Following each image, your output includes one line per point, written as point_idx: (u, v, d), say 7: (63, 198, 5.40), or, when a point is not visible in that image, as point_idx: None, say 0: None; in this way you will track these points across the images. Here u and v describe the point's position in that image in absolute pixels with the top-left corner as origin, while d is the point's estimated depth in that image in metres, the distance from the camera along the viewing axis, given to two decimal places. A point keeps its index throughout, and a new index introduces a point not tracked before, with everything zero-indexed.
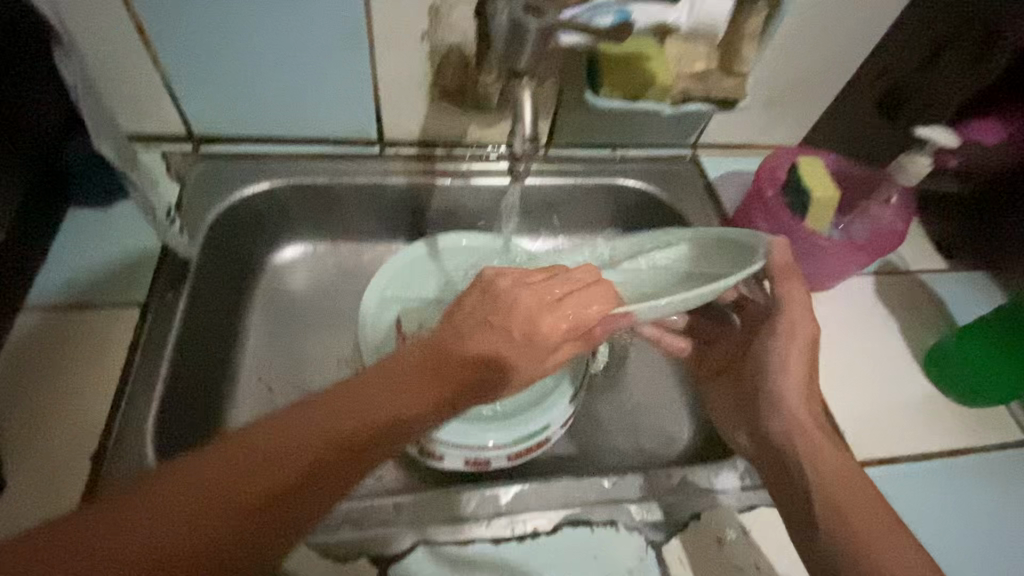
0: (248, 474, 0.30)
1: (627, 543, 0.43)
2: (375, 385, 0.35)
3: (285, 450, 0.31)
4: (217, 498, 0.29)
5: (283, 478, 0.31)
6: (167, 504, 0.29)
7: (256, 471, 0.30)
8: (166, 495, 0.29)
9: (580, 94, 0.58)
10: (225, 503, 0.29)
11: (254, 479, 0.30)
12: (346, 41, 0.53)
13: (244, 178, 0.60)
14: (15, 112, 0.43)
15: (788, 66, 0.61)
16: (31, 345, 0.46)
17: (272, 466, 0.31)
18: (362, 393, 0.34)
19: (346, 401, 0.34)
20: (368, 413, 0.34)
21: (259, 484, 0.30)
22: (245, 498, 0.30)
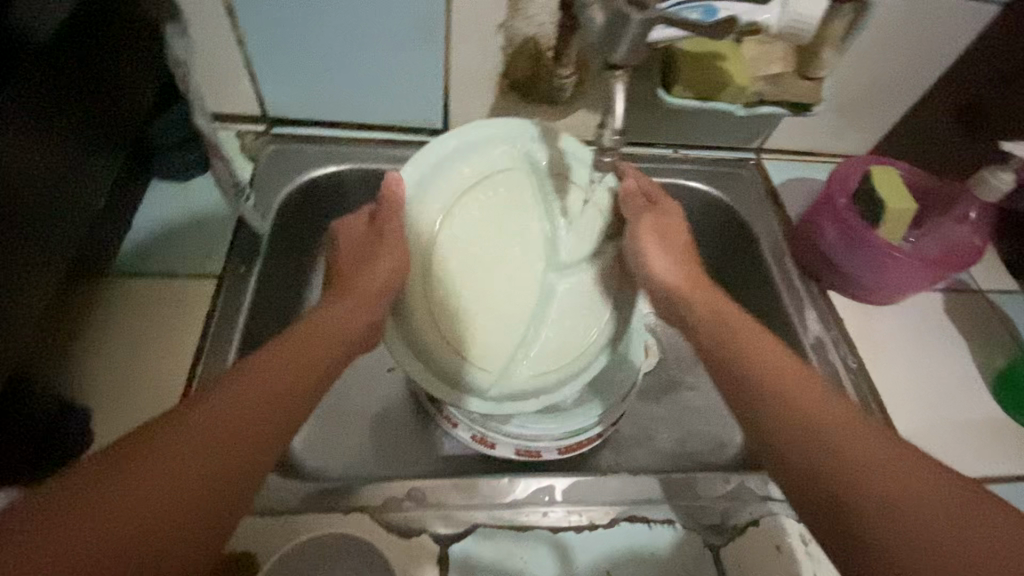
0: (236, 417, 0.30)
1: (682, 541, 0.43)
2: (271, 359, 0.35)
3: (265, 388, 0.33)
4: (219, 445, 0.29)
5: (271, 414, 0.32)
6: (161, 460, 0.27)
7: (244, 413, 0.31)
8: (158, 453, 0.27)
9: (650, 91, 0.57)
10: (226, 445, 0.29)
11: (172, 460, 0.27)
12: (423, 30, 0.54)
13: (313, 160, 0.61)
14: (120, 86, 0.45)
15: (867, 73, 0.59)
16: (115, 310, 0.48)
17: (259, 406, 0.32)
18: (294, 340, 0.37)
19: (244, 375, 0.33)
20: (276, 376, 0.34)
21: (251, 423, 0.31)
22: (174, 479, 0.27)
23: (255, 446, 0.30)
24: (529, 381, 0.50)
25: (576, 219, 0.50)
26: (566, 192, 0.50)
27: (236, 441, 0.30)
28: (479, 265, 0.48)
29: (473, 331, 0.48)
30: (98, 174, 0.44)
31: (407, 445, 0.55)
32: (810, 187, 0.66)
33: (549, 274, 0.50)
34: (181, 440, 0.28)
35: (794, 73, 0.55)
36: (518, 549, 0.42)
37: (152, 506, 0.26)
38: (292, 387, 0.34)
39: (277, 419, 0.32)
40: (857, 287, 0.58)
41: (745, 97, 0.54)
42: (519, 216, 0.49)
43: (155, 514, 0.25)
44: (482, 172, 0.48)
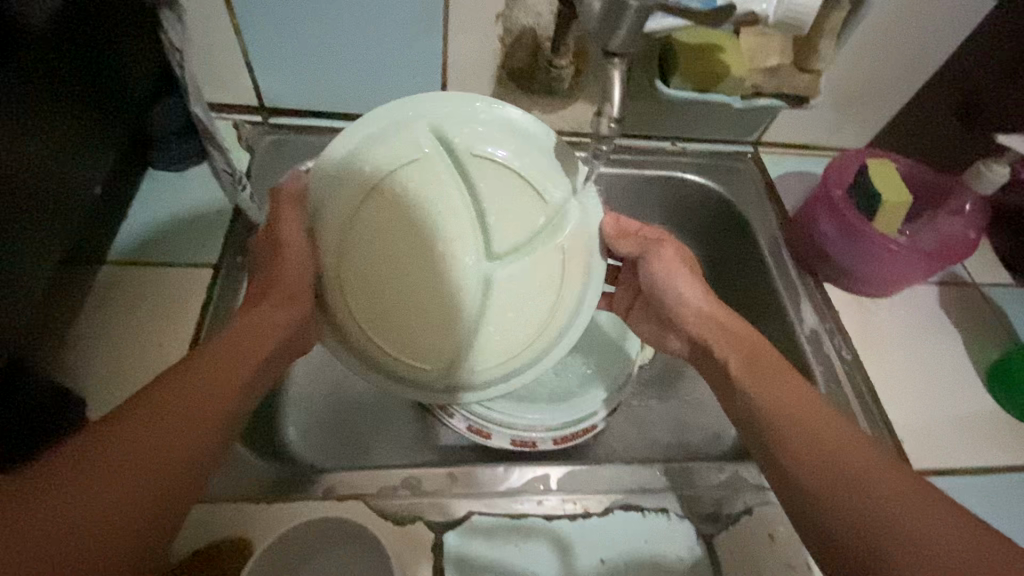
0: (162, 421, 0.33)
1: (676, 531, 0.43)
2: (222, 350, 0.38)
3: (188, 391, 0.35)
4: (148, 449, 0.31)
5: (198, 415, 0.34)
6: (110, 456, 0.30)
7: (168, 417, 0.33)
8: (84, 463, 0.30)
9: (648, 83, 0.57)
10: (155, 447, 0.32)
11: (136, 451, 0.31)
12: (422, 20, 0.54)
13: (310, 150, 0.61)
14: (116, 72, 0.45)
15: (865, 66, 0.59)
16: (110, 297, 0.48)
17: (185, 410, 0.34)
18: (217, 343, 0.39)
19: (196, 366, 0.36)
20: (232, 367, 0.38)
21: (171, 427, 0.33)
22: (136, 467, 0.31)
23: (185, 443, 0.33)
24: (489, 377, 0.48)
25: (504, 197, 0.46)
26: (479, 168, 0.46)
27: (161, 443, 0.32)
28: (400, 265, 0.45)
29: (410, 333, 0.46)
30: (93, 161, 0.44)
31: (403, 435, 0.55)
32: (807, 180, 0.66)
33: (485, 265, 0.47)
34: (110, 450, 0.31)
35: (793, 65, 0.55)
36: (510, 539, 0.42)
37: (90, 509, 0.29)
38: (222, 388, 0.36)
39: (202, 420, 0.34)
40: (852, 280, 0.58)
41: (742, 89, 0.54)
42: (438, 202, 0.45)
43: (92, 514, 0.28)
44: (382, 167, 0.44)
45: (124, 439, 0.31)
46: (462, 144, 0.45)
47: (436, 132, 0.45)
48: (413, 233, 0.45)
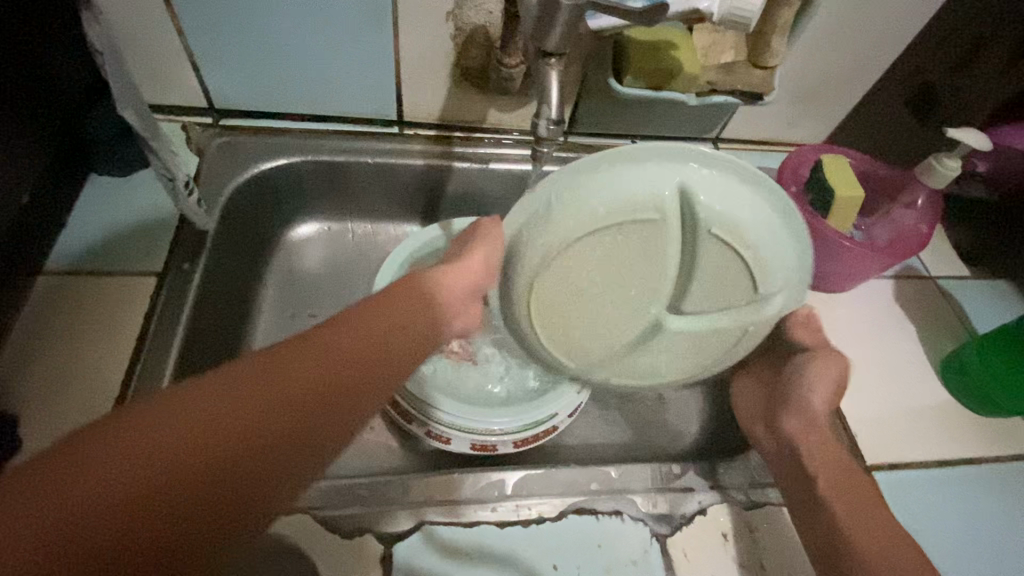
0: (245, 413, 0.29)
1: (632, 533, 0.42)
2: (364, 319, 0.36)
3: (282, 391, 0.31)
4: (210, 445, 0.28)
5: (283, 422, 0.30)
6: (231, 410, 0.29)
7: (253, 413, 0.30)
8: (144, 433, 0.27)
9: (604, 81, 0.57)
10: (220, 440, 0.28)
11: (257, 413, 0.30)
12: (369, 19, 0.53)
13: (263, 153, 0.60)
14: (42, 76, 0.43)
15: (818, 62, 0.59)
16: (47, 310, 0.46)
17: (271, 408, 0.30)
18: (337, 352, 0.34)
19: (343, 334, 0.35)
20: (379, 345, 0.35)
21: (251, 425, 0.29)
22: (250, 429, 0.29)
23: (256, 452, 0.29)
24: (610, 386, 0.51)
25: (722, 266, 0.44)
26: (710, 245, 0.43)
27: (228, 434, 0.29)
28: (614, 293, 0.45)
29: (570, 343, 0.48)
30: (20, 168, 0.42)
31: (365, 442, 0.55)
32: (766, 176, 0.66)
33: (662, 315, 0.46)
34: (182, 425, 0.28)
35: (745, 62, 0.55)
36: (465, 547, 0.41)
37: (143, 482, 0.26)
38: (323, 406, 0.32)
39: (291, 432, 0.30)
40: (810, 275, 0.59)
41: (696, 87, 0.54)
42: (667, 259, 0.44)
43: (140, 491, 0.26)
44: (618, 217, 0.41)
45: (199, 416, 0.29)
46: (706, 218, 0.42)
47: (680, 187, 0.42)
48: (598, 280, 0.45)
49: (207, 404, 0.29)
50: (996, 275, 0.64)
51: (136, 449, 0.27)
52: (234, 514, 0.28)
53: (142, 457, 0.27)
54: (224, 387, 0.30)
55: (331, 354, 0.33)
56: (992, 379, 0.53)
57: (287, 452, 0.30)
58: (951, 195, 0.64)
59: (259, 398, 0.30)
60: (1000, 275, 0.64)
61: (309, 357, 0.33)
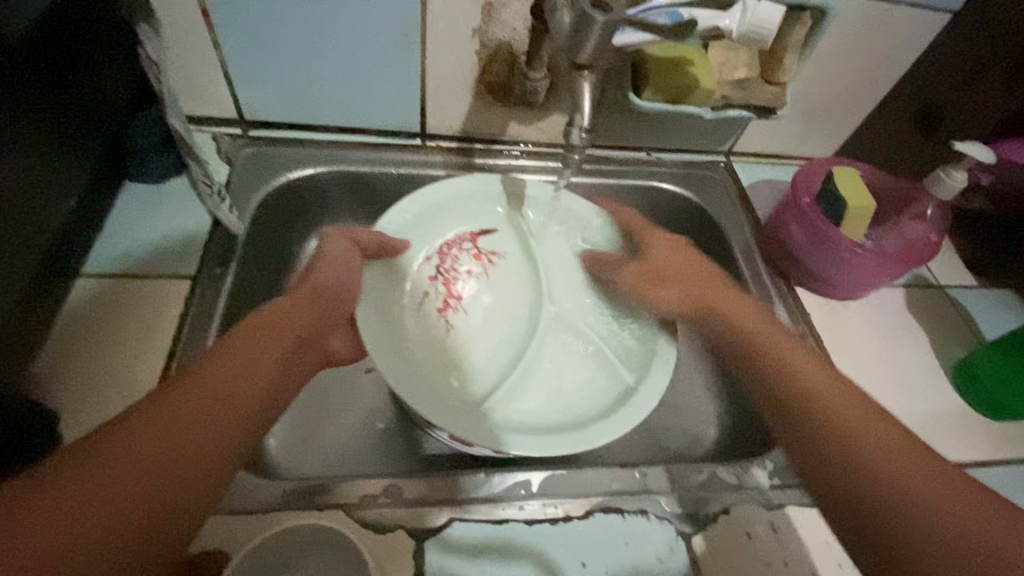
0: (168, 419, 0.30)
1: (657, 532, 0.43)
2: (260, 328, 0.38)
3: (198, 397, 0.32)
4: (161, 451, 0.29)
5: (205, 419, 0.31)
6: (158, 423, 0.30)
7: (174, 422, 0.30)
8: (86, 473, 0.26)
9: (621, 95, 0.59)
10: (155, 446, 0.29)
11: (186, 417, 0.30)
12: (400, 35, 0.55)
13: (291, 163, 0.62)
14: (91, 86, 0.45)
15: (827, 79, 0.62)
16: (85, 311, 0.47)
17: (187, 410, 0.31)
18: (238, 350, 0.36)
19: (246, 342, 0.36)
20: (271, 343, 0.38)
21: (179, 423, 0.30)
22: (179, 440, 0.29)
23: (193, 446, 0.30)
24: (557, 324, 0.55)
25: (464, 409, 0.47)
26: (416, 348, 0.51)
27: (159, 436, 0.29)
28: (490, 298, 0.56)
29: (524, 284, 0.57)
30: (67, 171, 0.44)
31: (385, 443, 0.55)
32: (777, 188, 0.68)
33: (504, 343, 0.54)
34: (125, 441, 0.28)
35: (758, 78, 0.57)
36: (492, 542, 0.41)
37: (105, 494, 0.26)
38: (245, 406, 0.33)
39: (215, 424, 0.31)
40: (824, 283, 0.60)
41: (711, 101, 0.56)
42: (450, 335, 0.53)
43: (106, 499, 0.26)
44: (394, 317, 0.51)
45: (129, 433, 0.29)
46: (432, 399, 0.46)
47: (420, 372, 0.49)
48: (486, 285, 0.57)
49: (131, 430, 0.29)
50: (1002, 286, 0.66)
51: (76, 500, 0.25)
52: (185, 518, 0.28)
53: (94, 477, 0.26)
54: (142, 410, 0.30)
55: (240, 358, 0.35)
56: (1001, 383, 0.54)
57: (223, 439, 0.31)
58: (959, 206, 0.66)
59: (179, 404, 0.31)
60: (1005, 286, 0.66)
61: (215, 371, 0.34)
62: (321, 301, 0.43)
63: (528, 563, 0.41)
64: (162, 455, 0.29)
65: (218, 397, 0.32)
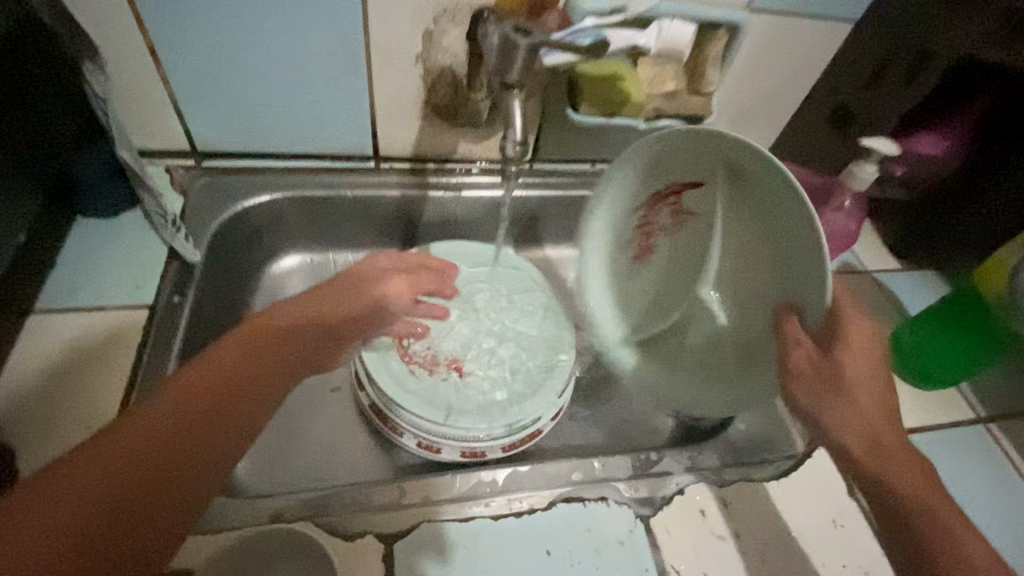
0: (158, 446, 0.33)
1: (617, 517, 0.45)
2: (243, 338, 0.39)
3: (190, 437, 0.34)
4: (133, 464, 0.31)
5: (189, 456, 0.33)
6: (129, 436, 0.32)
7: (147, 434, 0.33)
8: (63, 485, 0.30)
9: (562, 111, 0.63)
10: (156, 451, 0.32)
11: (157, 431, 0.33)
12: (345, 64, 0.58)
13: (246, 190, 0.63)
14: (36, 124, 0.46)
15: (748, 87, 0.67)
16: (38, 346, 0.47)
17: (181, 439, 0.33)
18: (217, 361, 0.37)
19: (223, 352, 0.38)
20: (255, 355, 0.39)
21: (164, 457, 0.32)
22: (149, 454, 0.32)
23: (167, 483, 0.32)
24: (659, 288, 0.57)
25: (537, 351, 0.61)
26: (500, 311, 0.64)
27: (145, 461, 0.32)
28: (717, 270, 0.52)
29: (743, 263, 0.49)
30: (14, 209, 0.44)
31: (354, 459, 0.56)
32: None
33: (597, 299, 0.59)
34: (102, 454, 0.31)
35: (686, 89, 0.62)
36: (461, 540, 0.42)
37: (84, 506, 0.29)
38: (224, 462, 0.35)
39: (186, 438, 0.34)
40: None
41: (644, 112, 0.61)
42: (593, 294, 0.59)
43: (83, 515, 0.29)
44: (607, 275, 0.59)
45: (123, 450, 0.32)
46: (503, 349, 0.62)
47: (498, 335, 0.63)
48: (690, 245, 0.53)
49: (108, 442, 0.32)
50: (923, 266, 0.72)
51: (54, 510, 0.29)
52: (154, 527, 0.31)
53: (78, 493, 0.30)
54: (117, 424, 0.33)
55: (215, 371, 0.37)
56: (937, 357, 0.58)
57: (196, 484, 0.33)
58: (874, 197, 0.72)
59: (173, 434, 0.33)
60: (925, 267, 0.72)
61: (192, 381, 0.36)
62: (320, 305, 0.44)
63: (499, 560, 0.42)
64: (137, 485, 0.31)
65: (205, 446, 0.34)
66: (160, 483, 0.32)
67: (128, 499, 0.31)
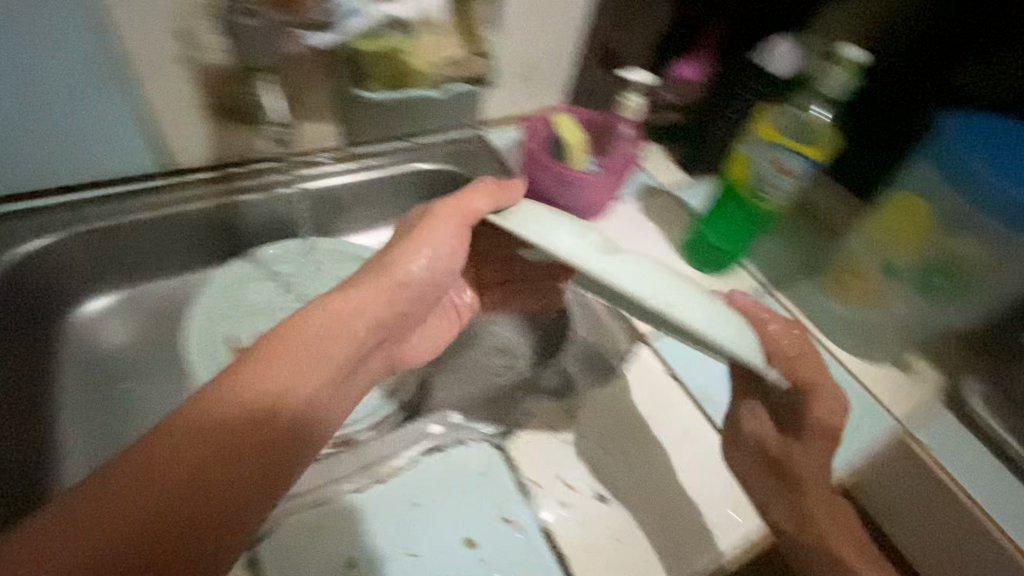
0: (210, 457, 0.32)
1: (473, 452, 0.49)
2: (273, 365, 0.37)
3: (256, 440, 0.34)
4: (120, 546, 0.28)
5: (224, 475, 0.32)
6: (112, 511, 0.29)
7: (132, 511, 0.29)
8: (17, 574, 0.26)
9: (351, 91, 0.64)
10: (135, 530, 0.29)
11: (164, 497, 0.30)
12: (93, 75, 0.51)
13: (14, 235, 0.55)
14: None
15: (529, 45, 0.70)
16: None
17: (249, 425, 0.34)
18: (205, 412, 0.33)
19: (214, 399, 0.34)
20: (279, 383, 0.36)
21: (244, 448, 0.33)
22: (137, 535, 0.29)
23: (220, 485, 0.32)
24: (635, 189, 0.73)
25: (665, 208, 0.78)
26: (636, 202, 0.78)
27: (187, 474, 0.31)
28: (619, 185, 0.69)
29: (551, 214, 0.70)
30: None
31: None
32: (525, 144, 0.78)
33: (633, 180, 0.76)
34: (60, 544, 0.27)
35: (468, 51, 0.65)
36: (329, 520, 0.42)
37: (164, 505, 0.30)
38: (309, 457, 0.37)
39: (192, 517, 0.31)
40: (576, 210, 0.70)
41: (434, 81, 0.65)
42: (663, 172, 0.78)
43: (122, 530, 0.28)
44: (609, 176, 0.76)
45: (186, 448, 0.32)
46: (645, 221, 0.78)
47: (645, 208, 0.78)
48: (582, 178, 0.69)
49: (70, 520, 0.28)
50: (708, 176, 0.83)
51: None
52: None
53: (109, 506, 0.29)
54: (107, 489, 0.29)
55: (228, 421, 0.34)
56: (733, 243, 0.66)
57: (243, 492, 0.33)
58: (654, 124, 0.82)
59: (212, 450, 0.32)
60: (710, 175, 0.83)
61: (178, 437, 0.32)
62: (335, 327, 0.41)
63: (404, 522, 0.43)
64: (185, 490, 0.31)
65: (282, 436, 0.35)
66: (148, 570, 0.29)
67: None
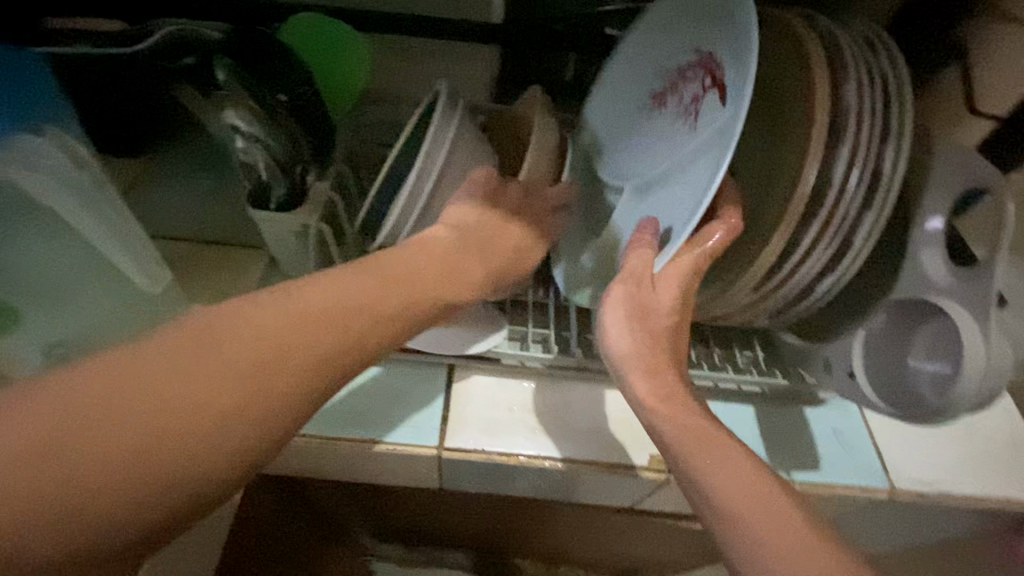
0: (314, 338, 0.32)
1: None
2: (271, 319, 0.31)
3: (273, 343, 0.31)
4: (81, 462, 0.25)
5: (132, 485, 0.26)
6: (101, 412, 0.26)
7: (128, 418, 0.26)
8: (31, 458, 0.25)
9: None
10: (100, 475, 0.25)
11: (124, 419, 0.26)
12: None
13: None
14: None
15: None
16: None
17: (107, 459, 0.25)
18: (242, 329, 0.30)
19: (254, 317, 0.31)
20: (302, 338, 0.32)
21: (177, 420, 0.27)
22: (148, 447, 0.26)
23: (127, 491, 0.26)
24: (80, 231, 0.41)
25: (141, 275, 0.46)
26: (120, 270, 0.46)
27: None
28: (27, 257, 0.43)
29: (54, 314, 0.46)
30: None
31: None
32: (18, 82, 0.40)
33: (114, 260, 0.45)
34: (68, 420, 0.26)
35: None
36: None
37: (18, 494, 0.24)
38: (300, 324, 0.32)
39: (160, 445, 0.27)
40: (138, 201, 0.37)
41: None
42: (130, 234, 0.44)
43: (22, 504, 0.24)
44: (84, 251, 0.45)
45: (200, 367, 0.29)
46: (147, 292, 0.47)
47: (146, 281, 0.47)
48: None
49: (46, 423, 0.25)
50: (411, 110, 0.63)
51: (61, 454, 0.25)
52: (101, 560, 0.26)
53: (80, 431, 0.26)
54: (133, 360, 0.28)
55: (245, 355, 0.30)
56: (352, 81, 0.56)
57: (203, 460, 0.28)
58: (307, 41, 0.55)
59: (274, 344, 0.31)
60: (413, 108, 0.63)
61: (64, 420, 0.25)
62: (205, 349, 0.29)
63: None
64: (218, 412, 0.28)
65: (289, 367, 0.31)
66: (90, 522, 0.25)
67: (96, 498, 0.25)
